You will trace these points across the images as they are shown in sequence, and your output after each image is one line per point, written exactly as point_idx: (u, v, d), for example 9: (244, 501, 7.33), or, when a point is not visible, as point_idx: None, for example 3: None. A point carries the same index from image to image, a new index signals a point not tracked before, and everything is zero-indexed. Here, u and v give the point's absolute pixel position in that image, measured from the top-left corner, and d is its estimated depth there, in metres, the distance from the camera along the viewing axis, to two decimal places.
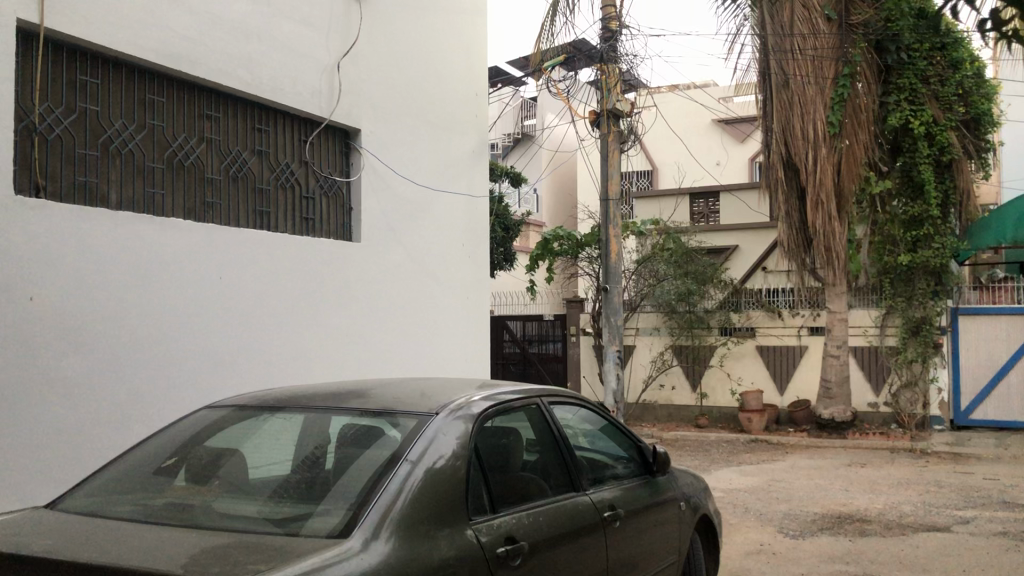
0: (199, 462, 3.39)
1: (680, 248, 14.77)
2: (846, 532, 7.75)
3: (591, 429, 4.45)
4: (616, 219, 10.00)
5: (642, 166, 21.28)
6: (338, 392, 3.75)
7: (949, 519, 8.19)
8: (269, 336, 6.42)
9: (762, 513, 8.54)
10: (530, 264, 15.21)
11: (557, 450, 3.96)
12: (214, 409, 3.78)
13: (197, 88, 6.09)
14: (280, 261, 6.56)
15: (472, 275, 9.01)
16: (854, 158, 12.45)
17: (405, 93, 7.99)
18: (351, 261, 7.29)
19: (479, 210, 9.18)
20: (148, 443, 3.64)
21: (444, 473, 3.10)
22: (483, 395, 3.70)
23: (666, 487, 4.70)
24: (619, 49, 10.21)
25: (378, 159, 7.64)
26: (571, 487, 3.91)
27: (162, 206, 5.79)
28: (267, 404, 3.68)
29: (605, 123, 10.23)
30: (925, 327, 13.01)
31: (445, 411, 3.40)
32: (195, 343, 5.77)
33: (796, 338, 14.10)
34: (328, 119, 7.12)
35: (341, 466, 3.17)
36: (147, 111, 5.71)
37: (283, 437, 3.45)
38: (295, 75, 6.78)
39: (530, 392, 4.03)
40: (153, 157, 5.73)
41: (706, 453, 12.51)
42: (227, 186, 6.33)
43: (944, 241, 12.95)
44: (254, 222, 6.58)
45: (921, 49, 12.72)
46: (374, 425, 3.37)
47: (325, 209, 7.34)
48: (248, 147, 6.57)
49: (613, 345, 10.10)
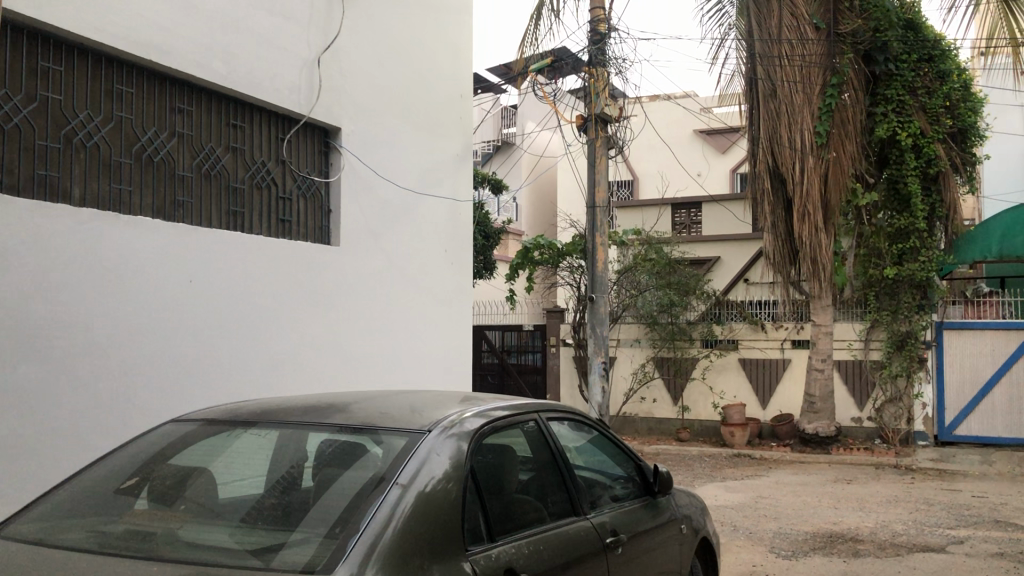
0: (163, 483, 3.06)
1: (662, 259, 14.44)
2: (839, 553, 7.52)
3: (589, 445, 4.16)
4: (604, 227, 9.69)
5: (624, 176, 21.04)
6: (318, 405, 3.44)
7: (942, 539, 7.97)
8: (243, 345, 6.08)
9: (752, 532, 8.28)
10: (510, 272, 14.92)
11: (555, 471, 3.67)
12: (181, 423, 3.44)
13: (169, 80, 5.75)
14: (256, 266, 6.23)
15: (454, 283, 8.70)
16: (841, 170, 12.35)
17: (388, 92, 7.70)
18: (329, 266, 6.97)
19: (463, 216, 8.88)
20: (106, 461, 3.30)
21: (437, 497, 2.80)
22: (476, 411, 3.40)
23: (667, 508, 4.42)
24: (608, 53, 10.01)
25: (359, 159, 7.33)
26: (570, 512, 3.61)
27: (129, 203, 5.44)
28: (240, 419, 3.34)
29: (593, 128, 9.91)
30: (910, 342, 12.89)
31: (438, 429, 3.10)
32: (162, 351, 5.43)
33: (779, 352, 13.88)
34: (307, 116, 6.80)
35: (320, 489, 2.86)
36: (114, 101, 5.36)
37: (259, 452, 3.13)
38: (273, 69, 6.46)
39: (526, 408, 3.73)
40: (120, 151, 5.39)
41: (689, 467, 12.26)
42: (199, 184, 5.99)
43: (930, 255, 12.78)
44: (228, 223, 6.24)
45: (909, 60, 12.52)
46: (357, 442, 3.06)
47: (302, 210, 7.01)
48: (222, 144, 6.23)
49: (599, 357, 9.82)
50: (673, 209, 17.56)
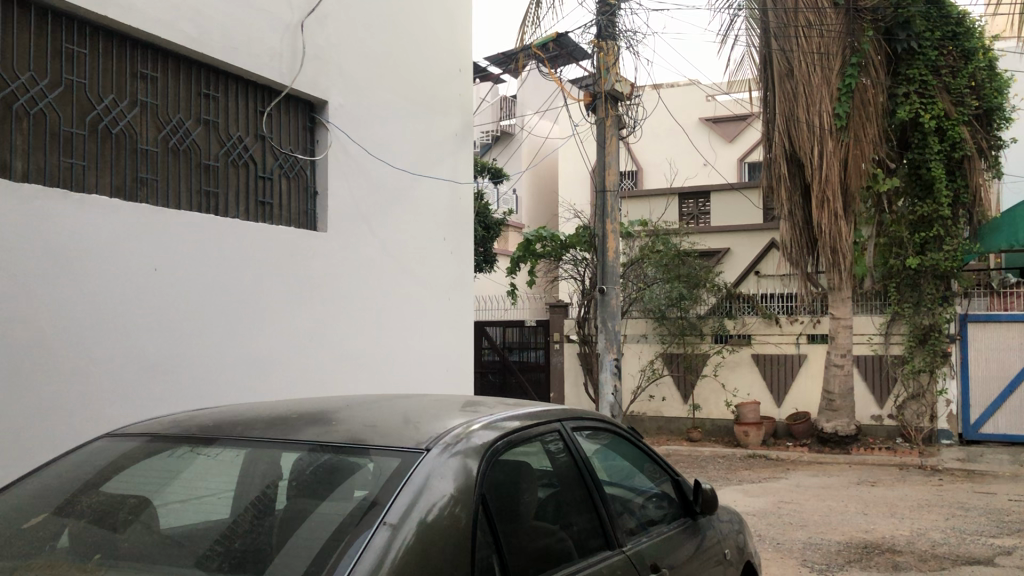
0: (87, 517, 2.40)
1: (670, 251, 13.73)
2: (878, 566, 6.86)
3: (619, 451, 3.51)
4: (615, 215, 9.07)
5: (629, 166, 20.43)
6: (289, 416, 2.77)
7: (989, 549, 7.32)
8: (219, 344, 5.45)
9: (781, 543, 7.62)
10: (511, 266, 14.25)
11: (583, 490, 3.02)
12: (119, 439, 2.78)
13: (130, 40, 5.10)
14: (229, 250, 5.57)
15: (454, 274, 8.05)
16: (862, 152, 11.63)
17: (378, 62, 7.00)
18: (316, 255, 6.33)
19: (464, 200, 8.22)
20: (18, 492, 2.63)
21: (438, 535, 2.14)
22: (486, 422, 2.72)
23: (708, 532, 3.76)
24: (618, 25, 9.31)
25: (349, 137, 6.67)
26: (603, 544, 2.96)
27: (82, 179, 4.79)
28: (191, 432, 2.69)
29: (602, 106, 9.31)
30: (934, 335, 12.23)
31: (438, 446, 2.41)
32: (123, 349, 4.78)
33: (794, 346, 13.24)
34: (290, 87, 6.15)
35: (287, 529, 2.20)
36: (63, 63, 4.71)
37: (220, 466, 2.53)
38: (251, 34, 5.80)
39: (548, 415, 3.08)
40: (70, 121, 4.73)
41: (703, 470, 11.61)
42: (165, 160, 5.33)
43: (956, 243, 12.13)
44: (199, 205, 5.57)
45: (932, 37, 11.87)
46: (341, 463, 2.40)
47: (284, 192, 6.35)
48: (192, 116, 5.57)
49: (610, 353, 9.15)
50: (680, 198, 16.84)
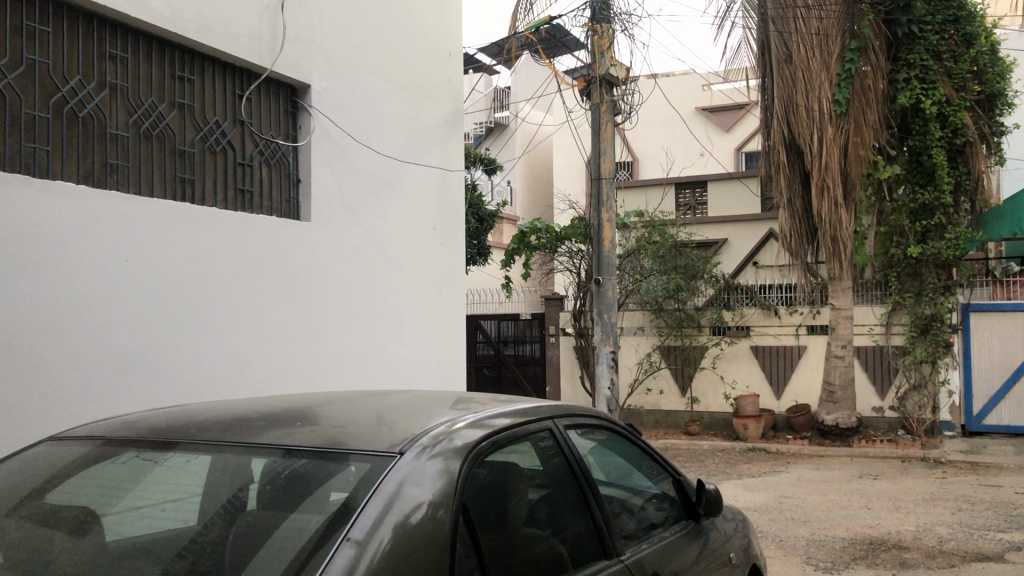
0: (26, 533, 2.15)
1: (668, 241, 13.54)
2: (884, 564, 6.63)
3: (618, 448, 3.26)
4: (608, 202, 8.80)
5: (624, 156, 20.18)
6: (256, 416, 2.52)
7: (998, 545, 7.09)
8: (194, 337, 5.21)
9: (783, 540, 7.40)
10: (507, 257, 14.02)
11: (577, 492, 2.78)
12: (69, 443, 2.54)
13: (98, 19, 4.86)
14: (205, 238, 5.33)
15: (445, 265, 7.80)
16: (863, 138, 11.39)
17: (362, 44, 6.74)
18: (297, 244, 6.08)
19: (455, 188, 7.97)
20: None
21: (415, 548, 1.90)
22: (471, 420, 2.48)
23: (711, 535, 3.52)
24: (613, 7, 9.03)
25: (332, 122, 6.42)
26: (600, 554, 2.72)
27: (46, 166, 4.55)
28: (147, 436, 2.43)
29: (597, 91, 9.10)
30: (935, 325, 11.94)
31: (415, 447, 2.16)
32: (93, 343, 4.56)
33: (794, 337, 13.00)
34: (269, 69, 5.89)
35: (250, 544, 1.95)
36: (25, 42, 4.47)
37: (179, 473, 2.28)
38: (228, 13, 5.55)
39: (539, 412, 2.82)
40: (31, 104, 4.48)
41: (702, 464, 11.38)
42: (137, 145, 5.08)
43: (958, 231, 11.92)
44: (174, 192, 5.32)
45: (933, 21, 11.64)
46: (312, 469, 2.15)
47: (264, 179, 6.09)
48: (165, 99, 5.31)
49: (607, 346, 8.88)
50: (676, 189, 16.62)
